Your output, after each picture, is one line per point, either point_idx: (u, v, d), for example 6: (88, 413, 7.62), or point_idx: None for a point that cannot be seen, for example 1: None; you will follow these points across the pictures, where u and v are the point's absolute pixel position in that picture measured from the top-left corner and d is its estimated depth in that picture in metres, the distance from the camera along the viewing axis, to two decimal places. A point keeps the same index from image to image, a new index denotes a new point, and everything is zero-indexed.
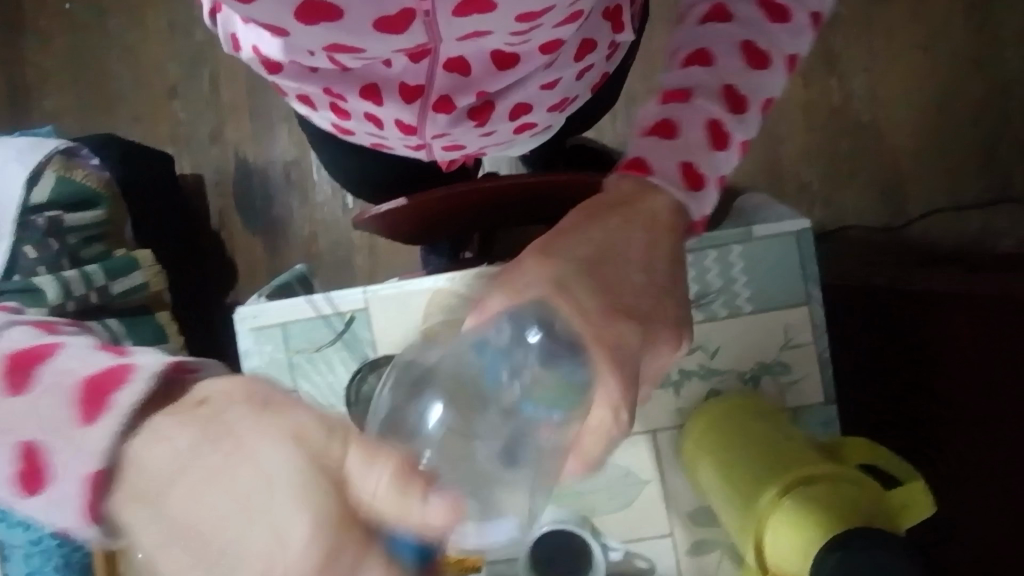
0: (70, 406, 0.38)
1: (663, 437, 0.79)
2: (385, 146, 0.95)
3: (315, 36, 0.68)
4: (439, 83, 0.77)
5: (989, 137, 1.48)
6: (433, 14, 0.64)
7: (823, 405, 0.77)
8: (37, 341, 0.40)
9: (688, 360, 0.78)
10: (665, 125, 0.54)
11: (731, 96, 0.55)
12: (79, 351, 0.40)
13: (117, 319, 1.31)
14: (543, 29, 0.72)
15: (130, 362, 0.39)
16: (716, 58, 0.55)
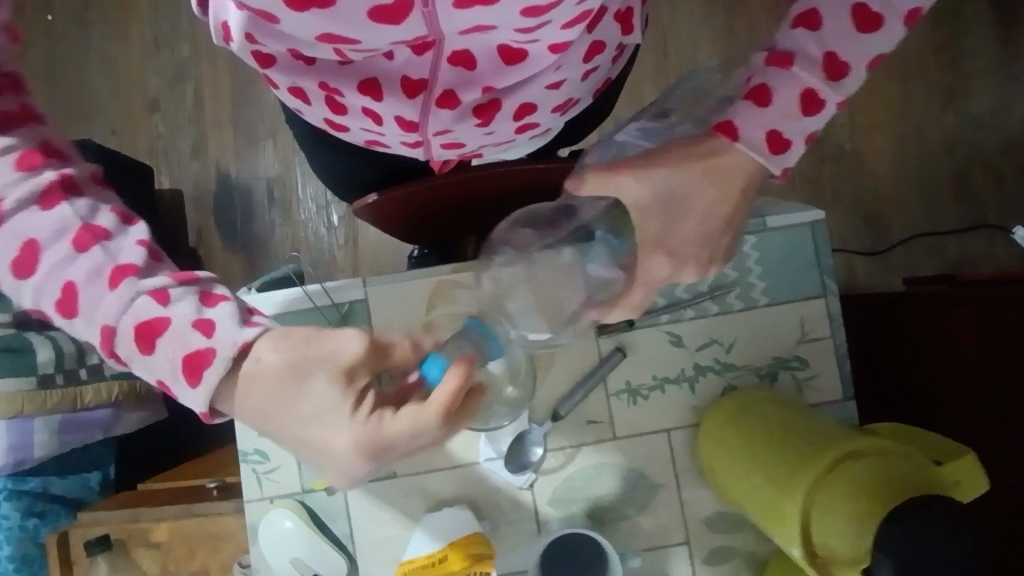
0: (176, 375, 0.46)
1: (678, 437, 0.75)
2: (379, 143, 0.80)
3: (300, 25, 0.55)
4: (443, 79, 0.65)
5: (967, 165, 1.52)
6: (433, 3, 0.52)
7: (841, 400, 0.74)
8: (153, 310, 0.45)
9: (702, 354, 0.75)
10: (760, 89, 0.51)
11: (831, 62, 0.50)
12: (183, 332, 0.46)
13: None
14: (552, 29, 0.58)
15: (214, 352, 0.46)
16: (824, 20, 0.49)
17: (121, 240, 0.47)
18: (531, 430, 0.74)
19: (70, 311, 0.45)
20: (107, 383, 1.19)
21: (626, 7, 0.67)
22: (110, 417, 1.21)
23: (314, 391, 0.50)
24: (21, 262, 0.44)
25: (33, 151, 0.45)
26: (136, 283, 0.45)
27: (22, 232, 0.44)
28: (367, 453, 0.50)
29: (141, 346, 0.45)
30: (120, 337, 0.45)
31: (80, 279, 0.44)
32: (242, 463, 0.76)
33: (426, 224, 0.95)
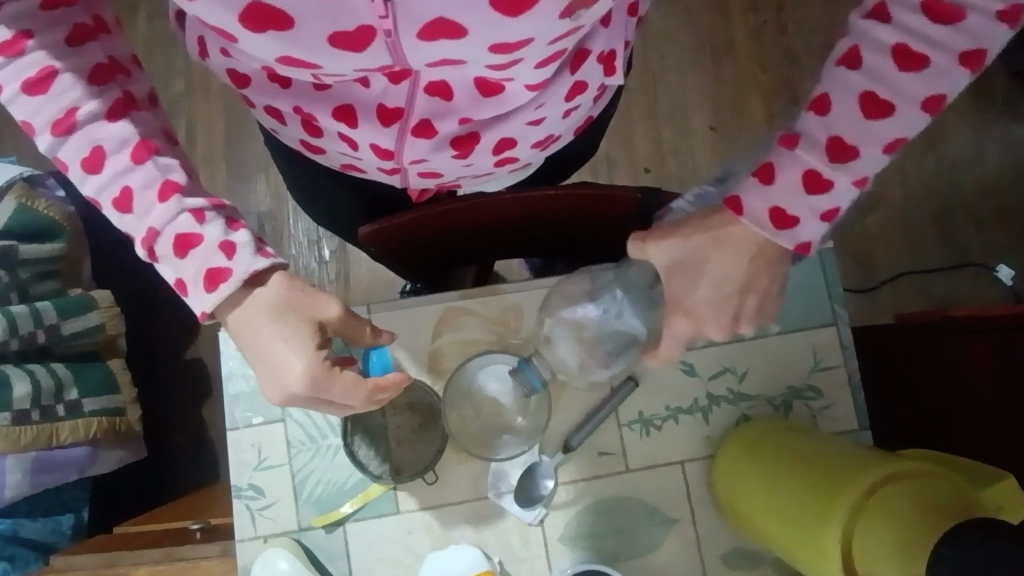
0: (196, 282, 0.56)
1: (693, 469, 0.73)
2: (357, 168, 0.78)
3: (265, 49, 0.54)
4: (417, 108, 0.63)
5: (950, 205, 1.56)
6: (397, 34, 0.50)
7: (858, 429, 0.73)
8: (188, 226, 0.56)
9: (715, 384, 0.74)
10: (766, 167, 0.52)
11: (838, 145, 0.50)
12: (209, 250, 0.56)
13: (63, 365, 1.16)
14: (524, 65, 0.57)
15: (230, 272, 0.56)
16: (834, 106, 0.50)
17: (167, 158, 0.58)
18: (541, 461, 0.72)
19: (124, 209, 0.57)
20: (86, 420, 1.16)
21: (611, 49, 0.66)
22: (88, 455, 1.16)
23: (289, 332, 0.58)
24: (91, 162, 0.56)
25: (101, 70, 0.56)
26: (177, 201, 0.56)
27: (93, 139, 0.55)
28: (311, 386, 0.58)
29: (178, 249, 0.56)
30: (160, 239, 0.56)
31: (134, 187, 0.56)
32: (236, 499, 0.73)
33: (426, 257, 0.92)
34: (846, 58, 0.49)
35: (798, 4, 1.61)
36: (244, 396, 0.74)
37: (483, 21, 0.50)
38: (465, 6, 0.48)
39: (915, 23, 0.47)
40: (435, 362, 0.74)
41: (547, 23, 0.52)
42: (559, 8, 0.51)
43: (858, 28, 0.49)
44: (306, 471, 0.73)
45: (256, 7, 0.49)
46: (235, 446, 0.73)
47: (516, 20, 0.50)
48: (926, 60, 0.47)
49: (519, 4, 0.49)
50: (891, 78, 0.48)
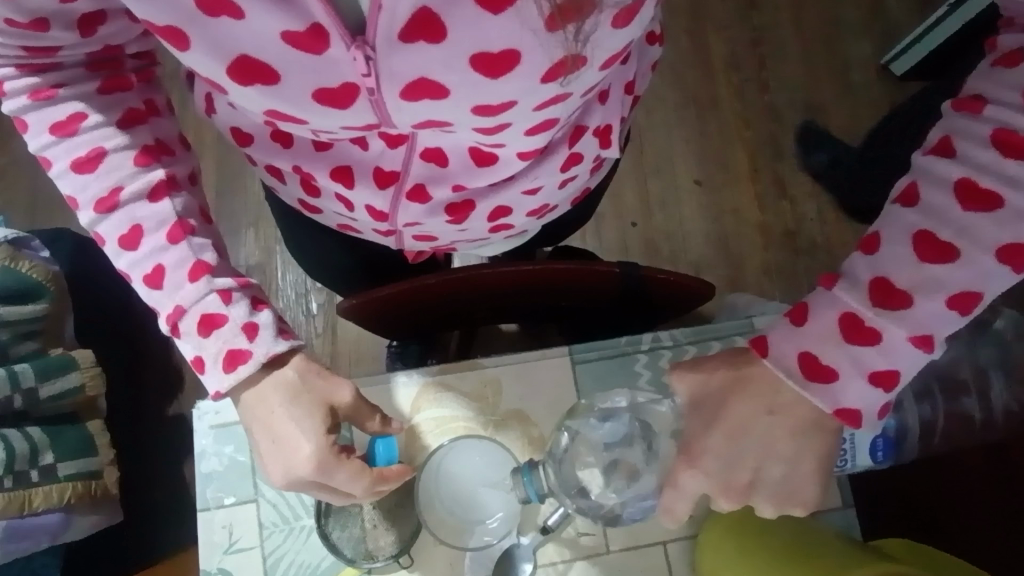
0: (215, 362, 0.55)
1: (675, 549, 0.71)
2: (353, 229, 0.78)
3: (252, 102, 0.53)
4: (411, 172, 0.63)
5: None
6: (380, 92, 0.49)
7: (842, 506, 0.72)
8: (214, 305, 0.55)
9: None
10: (801, 307, 0.49)
11: (889, 290, 0.46)
12: (233, 331, 0.55)
13: (39, 428, 1.14)
14: (512, 131, 0.56)
15: (251, 354, 0.54)
16: (886, 245, 0.46)
17: (202, 236, 0.57)
18: (519, 544, 0.70)
19: (154, 285, 0.55)
20: (62, 484, 1.13)
21: (607, 124, 0.67)
22: (60, 522, 1.12)
23: (303, 416, 0.57)
24: (127, 237, 0.55)
25: (148, 149, 0.57)
26: (208, 280, 0.55)
27: (131, 215, 0.55)
28: (317, 470, 0.56)
29: (204, 329, 0.55)
30: (185, 317, 0.55)
31: (165, 262, 0.55)
32: None
33: (409, 324, 0.91)
34: (905, 192, 0.47)
35: (779, 64, 1.66)
36: (216, 474, 0.73)
37: (463, 81, 0.48)
38: (442, 66, 0.47)
39: (985, 157, 0.44)
40: (412, 440, 0.73)
41: (529, 86, 0.49)
42: (540, 71, 0.48)
43: (919, 162, 0.47)
44: (279, 553, 0.71)
45: (243, 61, 0.48)
46: (205, 528, 0.71)
47: (496, 81, 0.48)
48: (998, 199, 0.43)
49: (498, 64, 0.47)
50: (955, 215, 0.44)
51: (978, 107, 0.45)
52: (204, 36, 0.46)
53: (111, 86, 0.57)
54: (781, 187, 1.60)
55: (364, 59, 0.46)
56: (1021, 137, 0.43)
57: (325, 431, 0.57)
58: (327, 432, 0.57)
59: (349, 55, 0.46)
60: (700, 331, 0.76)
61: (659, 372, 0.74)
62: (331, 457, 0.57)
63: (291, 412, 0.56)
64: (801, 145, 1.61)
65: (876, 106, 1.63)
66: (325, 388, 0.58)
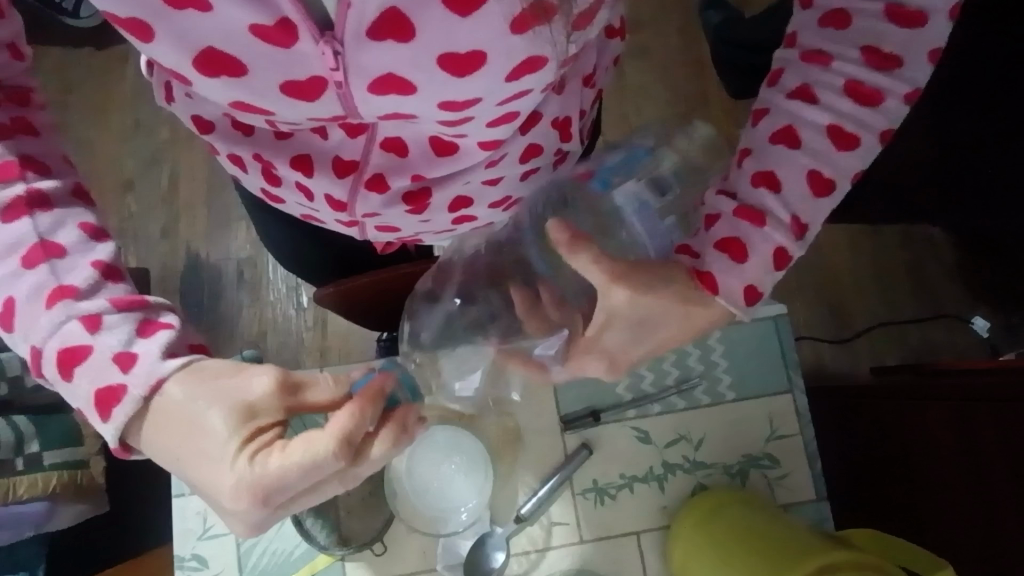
0: (89, 407, 0.45)
1: (647, 540, 0.71)
2: (317, 219, 0.74)
3: (217, 93, 0.51)
4: (370, 162, 0.60)
5: (921, 260, 1.58)
6: (348, 86, 0.48)
7: (815, 498, 0.72)
8: (78, 336, 0.44)
9: (671, 452, 0.73)
10: (737, 243, 0.48)
11: (799, 223, 0.47)
12: (102, 364, 0.44)
13: (25, 417, 1.14)
14: (473, 125, 0.54)
15: (126, 390, 0.44)
16: (785, 184, 0.47)
17: (75, 253, 0.46)
18: (493, 532, 0.70)
19: (9, 326, 0.45)
20: (45, 474, 1.13)
21: (565, 115, 0.62)
22: (43, 512, 1.11)
23: (211, 432, 0.46)
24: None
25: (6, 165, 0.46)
26: (76, 306, 0.45)
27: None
28: (246, 506, 0.46)
29: (67, 371, 0.44)
30: (46, 359, 0.45)
31: (20, 293, 0.45)
32: (177, 570, 0.70)
33: (387, 315, 0.90)
34: (784, 137, 0.47)
35: None
36: None
37: (431, 79, 0.47)
38: (410, 64, 0.46)
39: (844, 106, 0.46)
40: None
41: (494, 84, 0.49)
42: (505, 70, 0.48)
43: (785, 106, 0.47)
44: (252, 542, 0.71)
45: (210, 53, 0.46)
46: (179, 514, 0.72)
47: (463, 80, 0.48)
48: (858, 139, 0.46)
49: (465, 65, 0.46)
50: (831, 157, 0.46)
51: (826, 60, 0.46)
52: (168, 27, 0.44)
53: None
54: None
55: (332, 54, 0.44)
56: (868, 86, 0.45)
57: (242, 427, 0.46)
58: (247, 449, 0.46)
59: (317, 49, 0.45)
60: None
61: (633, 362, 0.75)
62: (255, 488, 0.45)
63: (200, 425, 0.46)
64: None
65: None
66: (231, 385, 0.46)
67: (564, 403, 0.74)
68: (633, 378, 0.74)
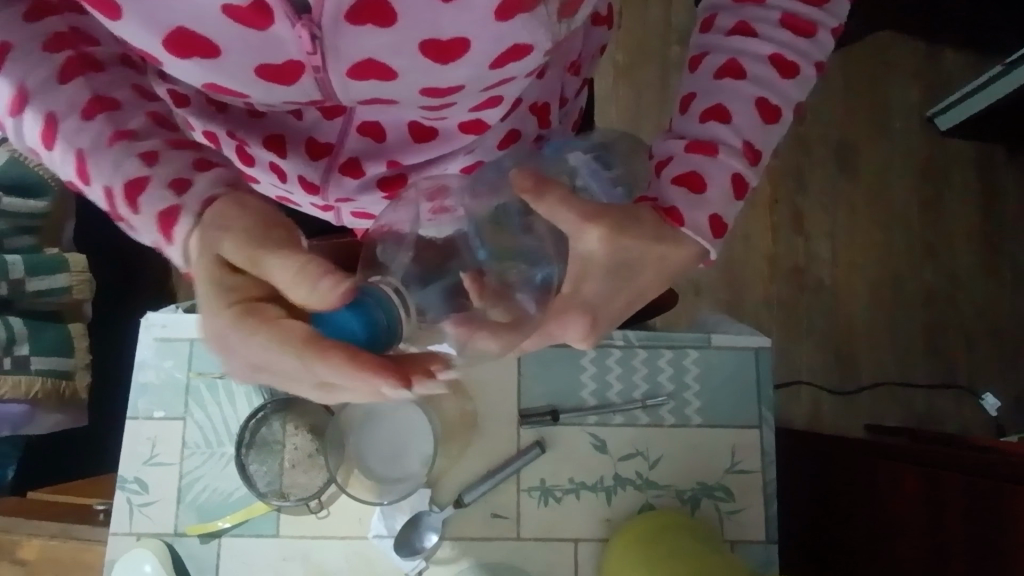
0: (155, 229, 0.45)
1: (584, 550, 0.70)
2: (292, 203, 0.64)
3: (185, 74, 0.47)
4: (347, 144, 0.55)
5: (940, 325, 1.52)
6: (327, 71, 0.46)
7: (765, 540, 0.70)
8: (137, 167, 0.44)
9: (625, 466, 0.71)
10: (692, 175, 0.46)
11: (750, 150, 0.46)
12: (162, 193, 0.44)
13: (20, 319, 1.16)
14: (456, 110, 0.52)
15: (183, 210, 0.44)
16: (735, 117, 0.46)
17: (122, 93, 0.46)
18: (429, 512, 0.70)
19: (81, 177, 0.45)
20: (28, 378, 1.15)
21: (545, 101, 0.58)
22: (23, 413, 1.14)
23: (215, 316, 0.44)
24: (12, 102, 0.44)
25: (59, 40, 0.45)
26: (138, 141, 0.45)
27: (20, 76, 0.44)
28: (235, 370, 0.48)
29: (131, 201, 0.45)
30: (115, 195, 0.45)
31: (74, 124, 0.44)
32: (118, 490, 0.71)
33: None
34: (729, 71, 0.46)
35: (819, 96, 1.60)
36: (151, 387, 0.73)
37: (412, 66, 0.46)
38: (391, 49, 0.44)
39: (782, 36, 0.45)
40: None
41: (477, 71, 0.48)
42: (489, 58, 0.47)
43: (726, 44, 0.46)
44: (193, 476, 0.71)
45: (179, 33, 0.43)
46: (129, 436, 0.72)
47: (447, 66, 0.46)
48: (797, 69, 0.46)
49: (450, 51, 0.45)
50: (778, 86, 0.46)
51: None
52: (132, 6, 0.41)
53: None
54: (797, 222, 1.56)
55: (309, 37, 0.42)
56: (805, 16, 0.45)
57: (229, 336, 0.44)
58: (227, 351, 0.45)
59: (294, 33, 0.42)
60: (654, 337, 0.73)
61: (603, 369, 0.73)
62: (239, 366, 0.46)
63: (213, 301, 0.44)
64: (825, 182, 1.57)
65: (911, 156, 1.59)
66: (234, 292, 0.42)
67: (526, 397, 0.73)
68: (601, 385, 0.73)
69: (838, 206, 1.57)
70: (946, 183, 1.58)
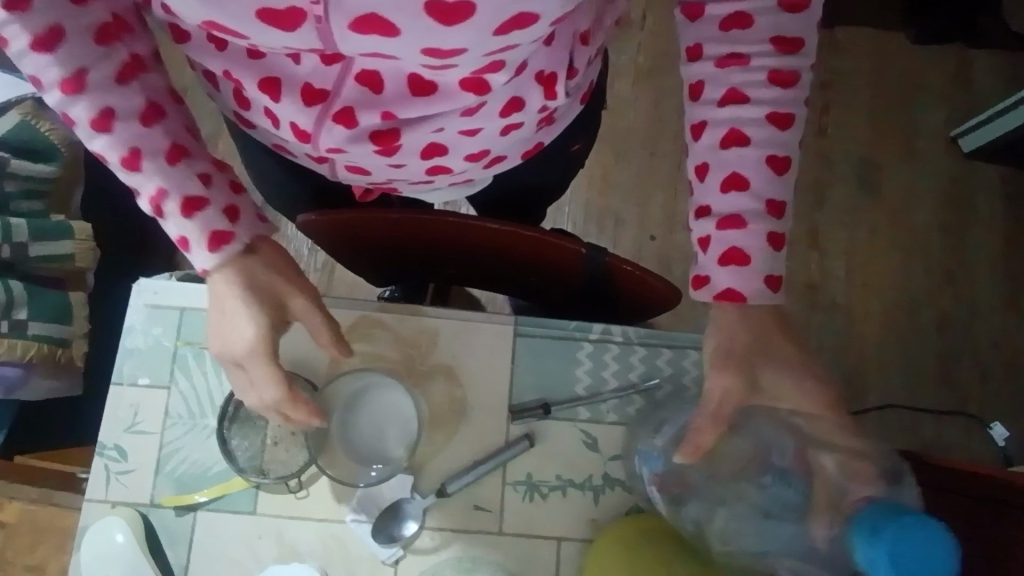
0: (200, 243, 0.53)
1: (566, 550, 0.67)
2: (289, 151, 0.66)
3: (188, 9, 0.47)
4: (342, 93, 0.54)
5: (952, 350, 1.48)
6: (327, 22, 0.45)
7: None
8: (194, 187, 0.51)
9: (614, 465, 0.69)
10: (730, 218, 0.55)
11: (772, 203, 0.55)
12: (216, 215, 0.52)
13: (20, 282, 1.16)
14: (455, 71, 0.50)
15: (233, 236, 0.53)
16: (751, 179, 0.55)
17: (175, 122, 0.52)
18: (410, 500, 0.68)
19: (132, 168, 0.50)
20: (24, 342, 1.14)
21: (553, 71, 0.56)
22: (19, 377, 1.13)
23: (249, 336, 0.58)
24: (66, 83, 0.47)
25: (107, 28, 0.49)
26: (192, 160, 0.52)
27: (102, 99, 0.48)
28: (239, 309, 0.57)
29: (185, 210, 0.51)
30: (167, 200, 0.51)
31: (119, 110, 0.49)
32: (97, 456, 0.70)
33: (378, 264, 0.86)
34: (733, 139, 0.55)
35: (844, 112, 1.57)
36: (138, 353, 0.72)
37: (414, 26, 0.44)
38: (395, 7, 0.43)
39: (769, 55, 0.53)
40: (335, 367, 0.71)
41: (481, 37, 0.46)
42: (493, 25, 0.45)
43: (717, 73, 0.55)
44: (174, 446, 0.70)
45: None
46: (113, 401, 0.71)
47: (450, 30, 0.45)
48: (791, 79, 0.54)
49: (452, 15, 0.43)
50: (773, 133, 0.55)
51: (746, 20, 0.53)
52: None
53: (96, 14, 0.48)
54: (812, 236, 1.53)
55: None
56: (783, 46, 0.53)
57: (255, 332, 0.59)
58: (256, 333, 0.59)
59: None
60: (654, 335, 0.72)
61: (598, 364, 0.71)
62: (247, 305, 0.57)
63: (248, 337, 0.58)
64: (843, 199, 1.54)
65: (934, 176, 1.56)
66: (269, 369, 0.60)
67: (518, 388, 0.71)
68: (595, 380, 0.71)
69: (856, 223, 1.54)
70: (968, 206, 1.55)
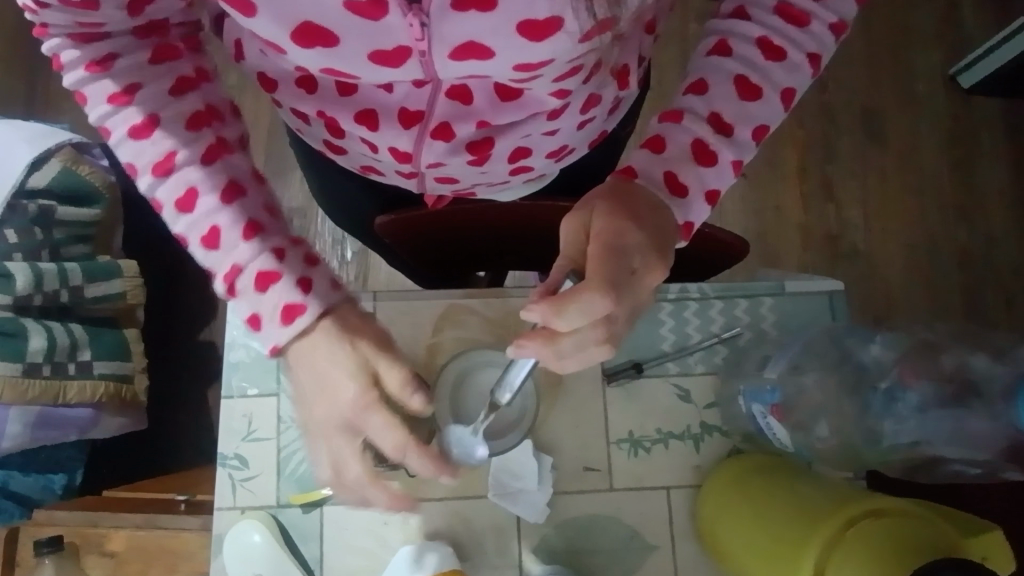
0: (273, 317, 0.49)
1: (677, 498, 0.71)
2: (376, 172, 0.70)
3: (308, 61, 0.52)
4: (436, 110, 0.57)
5: (977, 283, 1.53)
6: (431, 54, 0.49)
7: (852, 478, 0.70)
8: (269, 261, 0.48)
9: (709, 413, 0.73)
10: (722, 122, 0.51)
11: (703, 151, 0.51)
12: (290, 286, 0.48)
13: (79, 325, 1.14)
14: (539, 83, 0.53)
15: (307, 305, 0.49)
16: (741, 100, 0.51)
17: (255, 200, 0.51)
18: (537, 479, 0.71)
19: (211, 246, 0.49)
20: (94, 382, 1.11)
21: (625, 64, 0.59)
22: (89, 418, 1.11)
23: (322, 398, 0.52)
24: (142, 127, 0.49)
25: (198, 117, 0.51)
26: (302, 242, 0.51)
27: (189, 177, 0.49)
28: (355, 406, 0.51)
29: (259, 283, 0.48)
30: (242, 276, 0.49)
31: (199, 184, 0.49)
32: (220, 466, 0.73)
33: (437, 259, 0.89)
34: (695, 86, 0.51)
35: (841, 67, 1.62)
36: (242, 366, 0.75)
37: (507, 45, 0.48)
38: (491, 31, 0.47)
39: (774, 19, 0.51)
40: (431, 356, 0.75)
41: (568, 46, 0.48)
42: (579, 34, 0.48)
43: (722, 23, 0.52)
44: (290, 448, 0.74)
45: (305, 26, 0.47)
46: (226, 413, 0.74)
47: (538, 45, 0.48)
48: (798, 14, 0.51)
49: (542, 30, 0.46)
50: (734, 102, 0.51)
51: None
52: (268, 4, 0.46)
53: (159, 53, 0.51)
54: (828, 190, 1.57)
55: (419, 25, 0.46)
56: (778, 41, 0.51)
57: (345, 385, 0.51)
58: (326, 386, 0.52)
59: (404, 21, 0.46)
60: (726, 286, 0.76)
61: (681, 320, 0.75)
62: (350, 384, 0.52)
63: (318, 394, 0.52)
64: (855, 150, 1.58)
65: (939, 117, 1.60)
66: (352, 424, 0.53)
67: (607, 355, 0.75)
68: (680, 335, 0.75)
69: (868, 173, 1.58)
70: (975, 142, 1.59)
